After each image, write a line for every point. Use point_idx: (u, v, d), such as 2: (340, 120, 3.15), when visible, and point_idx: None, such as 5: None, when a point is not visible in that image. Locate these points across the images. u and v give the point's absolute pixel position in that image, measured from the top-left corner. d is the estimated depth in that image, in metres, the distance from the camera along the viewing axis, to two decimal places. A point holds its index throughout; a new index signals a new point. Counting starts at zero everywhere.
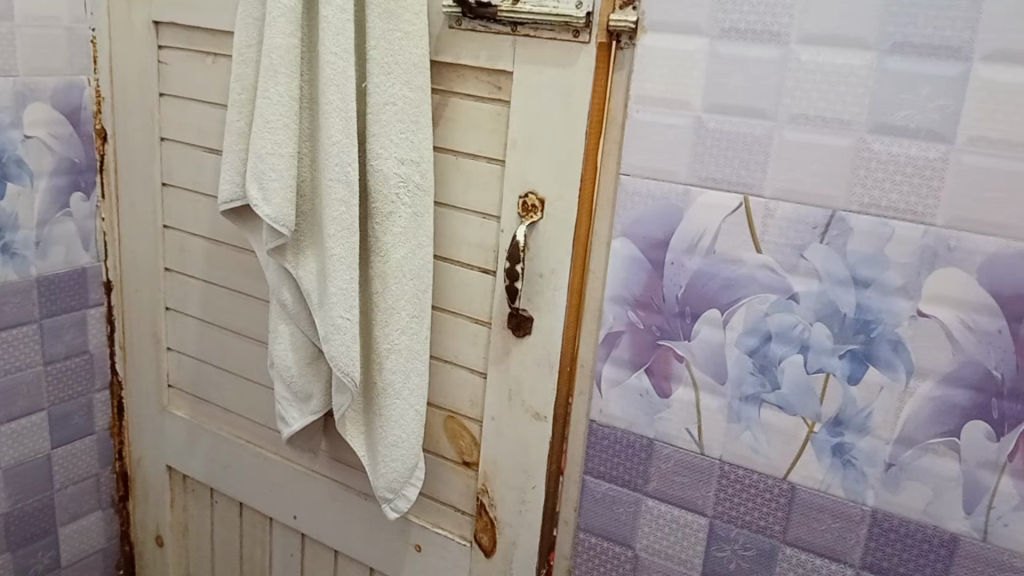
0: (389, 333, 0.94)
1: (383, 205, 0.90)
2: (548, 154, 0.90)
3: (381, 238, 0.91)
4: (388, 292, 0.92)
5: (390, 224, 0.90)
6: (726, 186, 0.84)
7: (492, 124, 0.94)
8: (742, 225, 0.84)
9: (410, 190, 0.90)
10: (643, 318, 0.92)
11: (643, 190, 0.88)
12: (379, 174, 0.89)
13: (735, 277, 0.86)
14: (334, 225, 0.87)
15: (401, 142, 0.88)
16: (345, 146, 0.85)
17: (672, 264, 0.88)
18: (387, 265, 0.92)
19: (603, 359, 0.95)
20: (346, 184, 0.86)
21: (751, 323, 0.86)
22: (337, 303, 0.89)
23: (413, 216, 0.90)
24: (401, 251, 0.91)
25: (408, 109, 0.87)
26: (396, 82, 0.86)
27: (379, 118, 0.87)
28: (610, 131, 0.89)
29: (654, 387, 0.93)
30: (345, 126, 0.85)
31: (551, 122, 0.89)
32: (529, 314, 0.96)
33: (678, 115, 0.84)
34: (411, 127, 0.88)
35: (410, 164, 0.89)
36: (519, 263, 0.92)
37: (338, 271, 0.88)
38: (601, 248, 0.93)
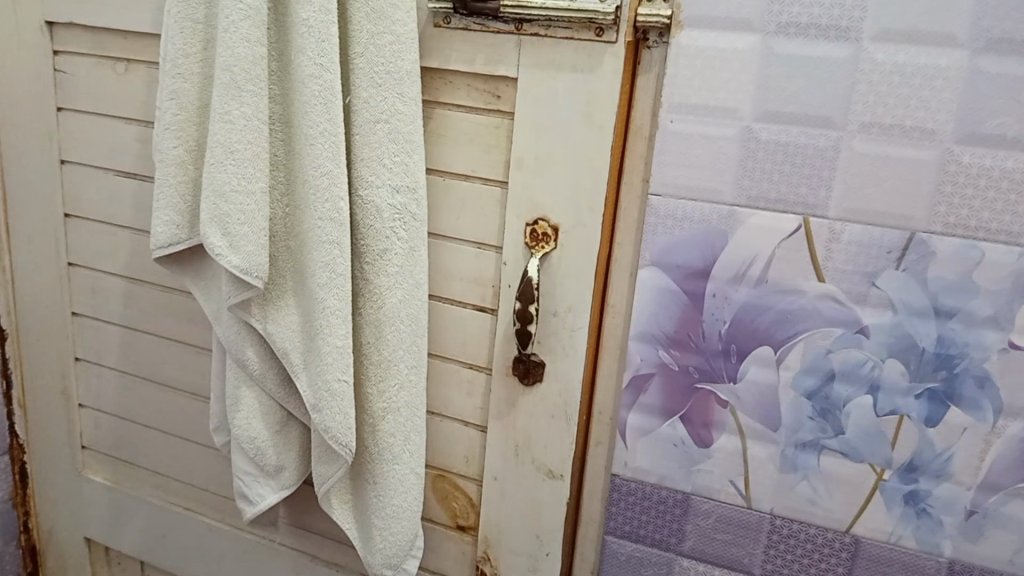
0: (384, 390, 0.79)
1: (375, 241, 0.75)
2: (564, 174, 0.75)
3: (374, 281, 0.77)
4: (383, 344, 0.78)
5: (384, 264, 0.76)
6: (782, 207, 0.72)
7: (489, 140, 0.79)
8: (802, 251, 0.73)
9: (407, 222, 0.75)
10: (678, 358, 0.79)
11: (678, 212, 0.75)
12: (370, 205, 0.75)
13: (791, 310, 0.74)
14: (322, 271, 0.73)
15: (396, 167, 0.74)
16: (331, 175, 0.72)
17: (713, 296, 0.76)
18: (381, 312, 0.77)
19: (628, 406, 0.82)
20: (335, 221, 0.72)
21: (811, 362, 0.75)
22: (330, 363, 0.75)
23: (410, 252, 0.76)
24: (398, 295, 0.77)
25: (403, 127, 0.73)
26: (387, 94, 0.72)
27: (368, 139, 0.73)
28: (635, 146, 0.76)
29: (690, 436, 0.81)
30: (329, 153, 0.71)
31: (568, 136, 0.74)
32: (541, 359, 0.80)
33: (723, 125, 0.72)
34: (407, 148, 0.74)
35: (406, 192, 0.74)
36: (533, 303, 0.76)
37: (330, 326, 0.74)
38: (623, 278, 0.79)
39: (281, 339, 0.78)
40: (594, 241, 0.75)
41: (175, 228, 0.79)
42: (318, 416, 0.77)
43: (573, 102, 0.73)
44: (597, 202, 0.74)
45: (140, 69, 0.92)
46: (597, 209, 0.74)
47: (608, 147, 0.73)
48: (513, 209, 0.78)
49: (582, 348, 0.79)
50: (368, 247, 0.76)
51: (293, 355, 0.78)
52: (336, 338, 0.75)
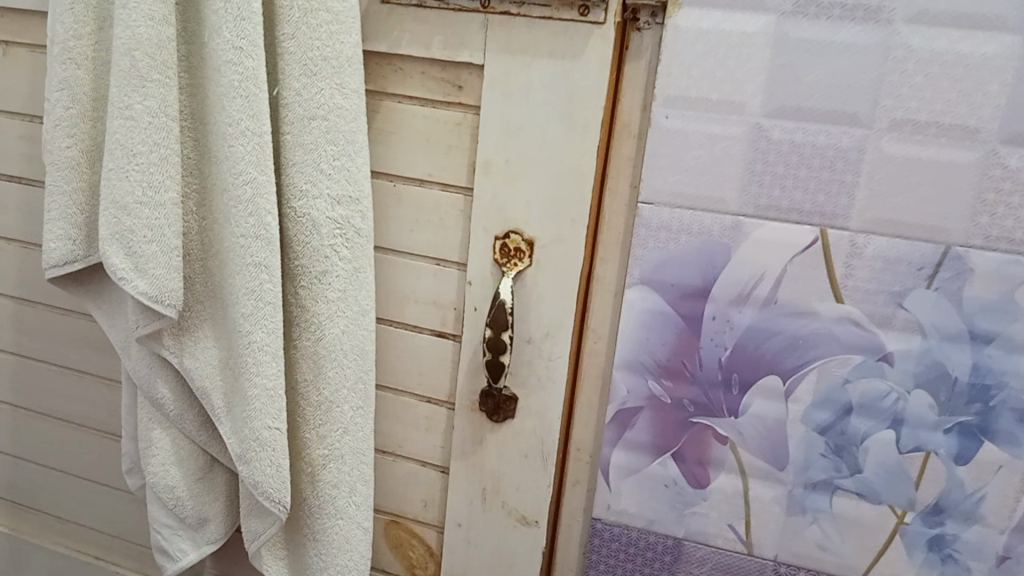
0: (326, 434, 0.65)
1: (311, 263, 0.61)
2: (541, 179, 0.63)
3: (311, 309, 0.62)
4: (322, 382, 0.64)
5: (323, 288, 0.61)
6: (796, 217, 0.62)
7: (448, 138, 0.66)
8: (819, 267, 0.63)
9: (351, 238, 0.61)
10: (671, 390, 0.68)
11: (674, 222, 0.64)
12: (305, 219, 0.60)
13: (804, 334, 0.65)
14: (248, 300, 0.58)
15: (336, 172, 0.59)
16: (259, 184, 0.56)
17: (713, 319, 0.66)
18: (320, 345, 0.63)
19: (612, 442, 0.71)
20: (265, 242, 0.57)
21: (825, 394, 0.66)
22: (258, 408, 0.60)
23: (355, 273, 0.62)
24: (340, 324, 0.62)
25: (343, 125, 0.59)
26: (324, 84, 0.58)
27: (301, 138, 0.58)
28: (621, 145, 0.65)
29: (684, 475, 0.70)
30: (253, 156, 0.56)
31: (546, 135, 0.62)
32: (513, 393, 0.69)
33: (729, 122, 0.61)
34: (349, 150, 0.59)
35: (349, 202, 0.60)
36: (507, 331, 0.64)
37: (259, 365, 0.59)
38: (606, 298, 0.69)
39: (199, 379, 0.63)
40: (577, 258, 0.64)
41: (71, 242, 0.64)
42: (245, 469, 0.62)
43: (552, 94, 0.61)
44: (582, 212, 0.63)
45: (23, 54, 0.78)
46: (582, 221, 0.63)
47: (595, 150, 0.62)
48: (479, 220, 0.66)
49: (562, 382, 0.68)
50: (302, 269, 0.61)
51: (214, 398, 0.63)
52: (268, 381, 0.59)
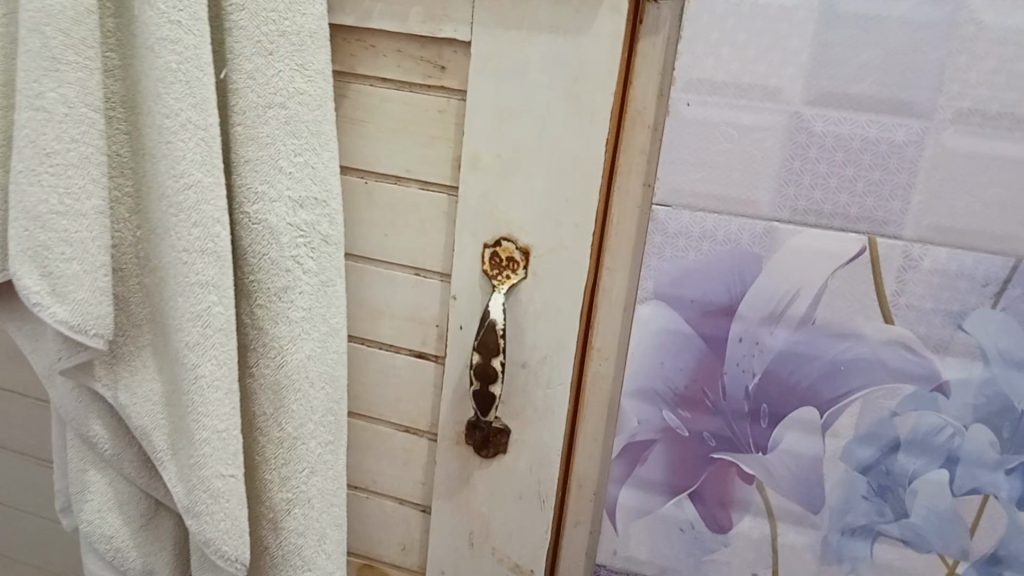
0: (287, 476, 0.54)
1: (269, 279, 0.49)
2: (538, 178, 0.53)
3: (269, 333, 0.51)
4: (285, 417, 0.52)
5: (284, 307, 0.50)
6: (840, 223, 0.53)
7: (428, 128, 0.56)
8: (866, 281, 0.54)
9: (316, 247, 0.49)
10: (688, 421, 0.59)
11: (695, 229, 0.55)
12: (262, 227, 0.47)
13: (846, 359, 0.55)
14: (191, 330, 0.45)
15: (298, 170, 0.47)
16: (204, 186, 0.43)
17: (741, 341, 0.56)
18: (281, 375, 0.51)
19: (619, 479, 0.62)
20: (213, 257, 0.44)
21: (869, 428, 0.57)
22: (208, 454, 0.48)
23: (321, 290, 0.50)
24: (305, 349, 0.51)
25: (307, 112, 0.47)
26: (284, 63, 0.45)
27: (256, 128, 0.46)
28: (632, 134, 0.54)
29: (702, 518, 0.61)
30: (197, 154, 0.43)
31: (544, 124, 0.52)
32: (504, 425, 0.59)
33: (763, 111, 0.52)
34: (314, 142, 0.47)
35: (314, 206, 0.48)
36: (500, 355, 0.54)
37: (208, 405, 0.47)
38: (614, 313, 0.58)
39: (138, 419, 0.51)
40: (581, 272, 0.54)
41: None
42: (195, 526, 0.50)
43: (552, 75, 0.51)
44: (588, 217, 0.53)
45: None
46: (587, 228, 0.53)
47: (603, 143, 0.51)
48: (465, 224, 0.56)
49: (563, 414, 0.58)
50: (257, 286, 0.49)
51: (155, 439, 0.51)
52: (218, 424, 0.48)
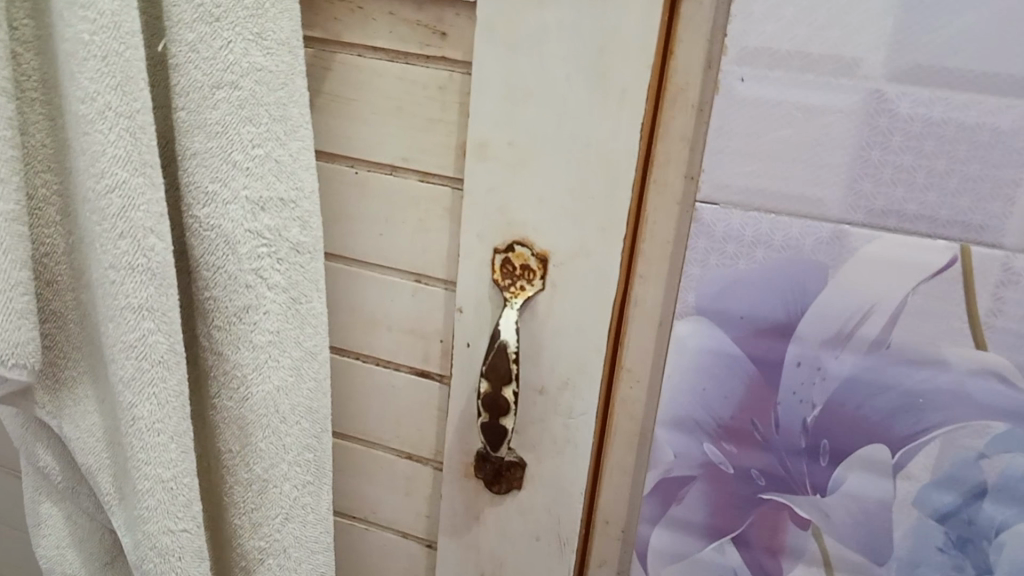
0: (259, 523, 0.48)
1: (228, 297, 0.41)
2: (558, 171, 0.44)
3: (229, 359, 0.43)
4: (252, 457, 0.46)
5: (246, 330, 0.42)
6: (927, 227, 0.43)
7: (425, 108, 0.46)
8: (956, 298, 0.44)
9: (282, 257, 0.41)
10: (734, 456, 0.51)
11: (747, 232, 0.45)
12: (215, 234, 0.40)
13: (927, 390, 0.46)
14: (125, 361, 0.38)
15: (257, 164, 0.39)
16: (131, 189, 0.35)
17: (799, 366, 0.47)
18: (244, 410, 0.45)
19: (652, 518, 0.54)
20: (148, 276, 0.37)
21: (949, 470, 0.47)
22: (152, 507, 0.42)
23: (291, 307, 0.43)
24: (274, 381, 0.44)
25: (266, 93, 0.38)
26: (234, 31, 0.37)
27: (203, 113, 0.37)
28: (671, 118, 0.45)
29: (748, 565, 0.53)
30: (122, 150, 0.35)
31: (564, 105, 0.42)
32: (518, 458, 0.51)
33: (834, 88, 0.42)
34: (276, 129, 0.39)
35: (279, 207, 0.40)
36: (513, 385, 0.46)
37: (149, 451, 0.41)
38: (648, 329, 0.50)
39: (82, 456, 0.44)
40: (609, 283, 0.45)
41: None
42: None
43: (574, 47, 0.41)
44: (617, 218, 0.44)
45: None
46: (616, 231, 0.44)
47: (638, 131, 0.42)
48: (471, 224, 0.47)
49: (586, 448, 0.50)
50: (214, 305, 0.42)
51: (100, 481, 0.45)
52: (160, 471, 0.41)
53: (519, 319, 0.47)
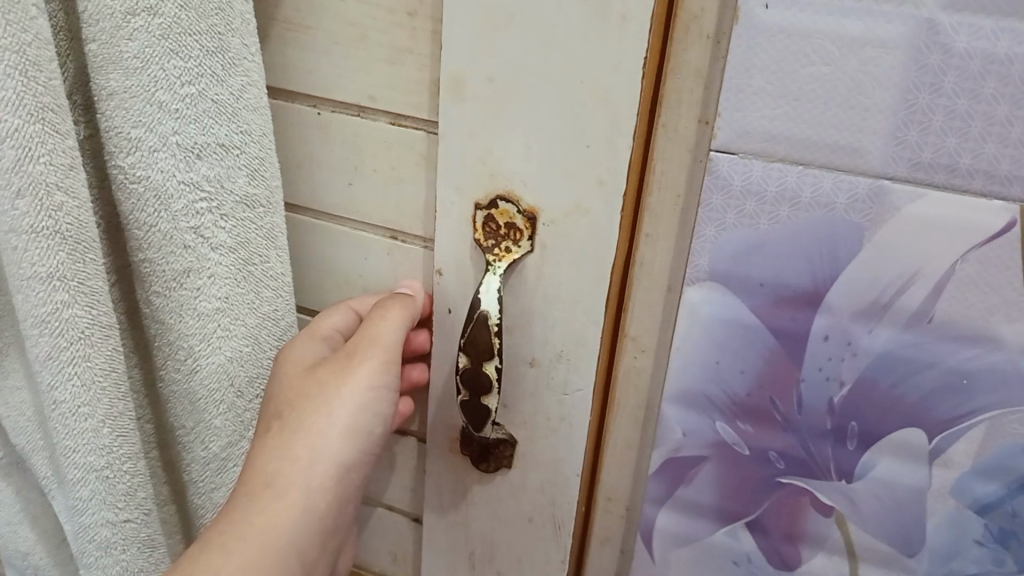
0: (216, 496, 0.48)
1: (165, 258, 0.41)
2: (545, 115, 0.38)
3: (173, 327, 0.43)
4: (208, 434, 0.45)
5: (188, 294, 0.42)
6: (982, 184, 0.36)
7: (397, 38, 0.40)
8: (1012, 266, 0.37)
9: (224, 211, 0.41)
10: (751, 436, 0.45)
11: (769, 188, 0.39)
12: (143, 186, 0.39)
13: (971, 371, 0.40)
14: (39, 337, 0.39)
15: (186, 105, 0.38)
16: (26, 137, 0.35)
17: (827, 340, 0.42)
18: (193, 384, 0.44)
19: (659, 499, 0.49)
20: (56, 239, 0.38)
21: (994, 460, 0.41)
22: (78, 472, 0.43)
23: (240, 267, 0.42)
24: (224, 351, 0.44)
25: (193, 23, 0.37)
26: None
27: (119, 45, 0.36)
28: (685, 50, 0.38)
29: (763, 552, 0.48)
30: (10, 93, 0.34)
31: (557, 34, 0.36)
32: (507, 435, 0.46)
33: (877, 18, 0.35)
34: (208, 64, 0.38)
35: (218, 153, 0.40)
36: (493, 360, 0.41)
37: (67, 419, 0.42)
38: (654, 294, 0.44)
39: (15, 435, 0.46)
40: (607, 246, 0.39)
41: None
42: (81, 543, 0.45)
43: None
44: (617, 170, 0.38)
45: None
46: (614, 184, 0.38)
47: (642, 64, 0.35)
48: (449, 175, 0.41)
49: (582, 427, 0.44)
50: (150, 266, 0.41)
51: (37, 462, 0.47)
52: (92, 460, 0.43)
53: (504, 284, 0.42)
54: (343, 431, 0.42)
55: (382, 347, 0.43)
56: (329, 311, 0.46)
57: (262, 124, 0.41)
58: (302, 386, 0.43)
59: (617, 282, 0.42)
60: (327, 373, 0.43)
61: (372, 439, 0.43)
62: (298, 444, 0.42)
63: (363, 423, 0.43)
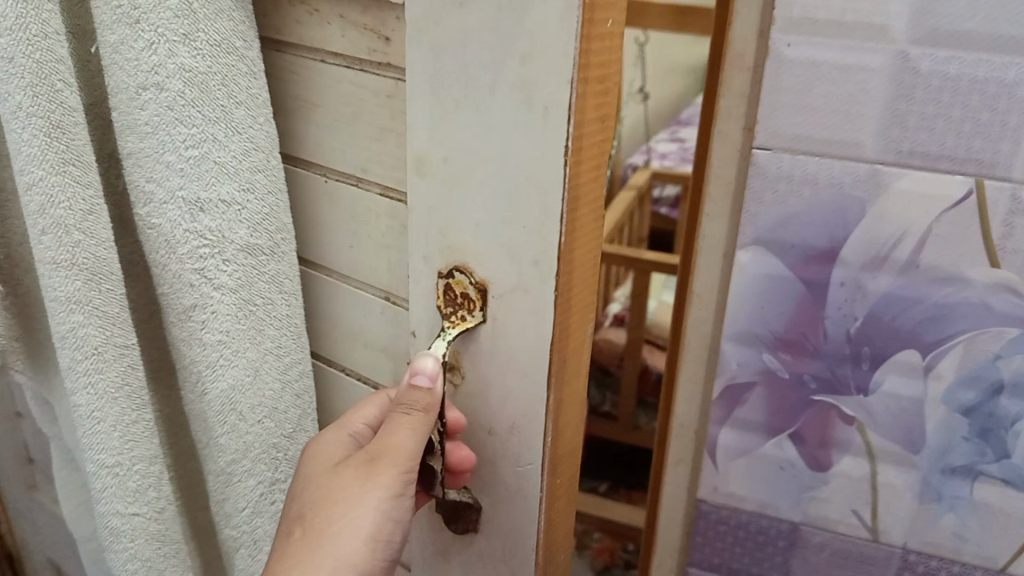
0: (228, 507, 0.58)
1: (176, 294, 0.51)
2: (491, 196, 0.43)
3: (186, 354, 0.53)
4: (216, 450, 0.56)
5: (198, 328, 0.52)
6: (946, 165, 0.51)
7: (380, 116, 0.49)
8: (972, 224, 0.52)
9: (224, 256, 0.50)
10: (789, 363, 0.60)
11: (796, 172, 0.54)
12: (157, 234, 0.49)
13: (949, 303, 0.54)
14: (67, 345, 0.51)
15: (191, 164, 0.48)
16: (50, 186, 0.47)
17: (843, 286, 0.56)
18: (204, 402, 0.54)
19: (720, 420, 0.63)
20: (75, 270, 0.49)
21: (971, 371, 0.55)
22: (96, 459, 0.54)
23: (239, 306, 0.52)
24: (227, 378, 0.53)
25: (203, 99, 0.47)
26: (159, 38, 0.45)
27: (134, 116, 0.47)
28: (733, 77, 0.53)
29: (803, 458, 0.62)
30: (37, 150, 0.46)
31: (497, 115, 0.40)
32: (473, 500, 0.51)
33: (865, 50, 0.49)
34: (210, 131, 0.47)
35: (220, 208, 0.49)
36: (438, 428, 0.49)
37: (89, 414, 0.53)
38: (714, 260, 0.59)
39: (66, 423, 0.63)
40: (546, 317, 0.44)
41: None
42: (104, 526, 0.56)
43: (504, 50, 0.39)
44: (547, 251, 0.42)
45: None
46: (547, 262, 0.42)
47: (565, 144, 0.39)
48: (418, 242, 0.47)
49: (535, 500, 0.49)
50: (168, 301, 0.52)
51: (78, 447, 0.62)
52: (106, 456, 0.54)
53: (465, 347, 0.48)
54: (363, 538, 0.49)
55: (398, 455, 0.48)
56: (364, 404, 0.53)
57: (266, 184, 0.51)
58: (331, 483, 0.50)
59: (571, 354, 0.46)
60: (354, 477, 0.49)
61: (389, 548, 0.50)
62: (315, 551, 0.48)
63: (381, 531, 0.49)
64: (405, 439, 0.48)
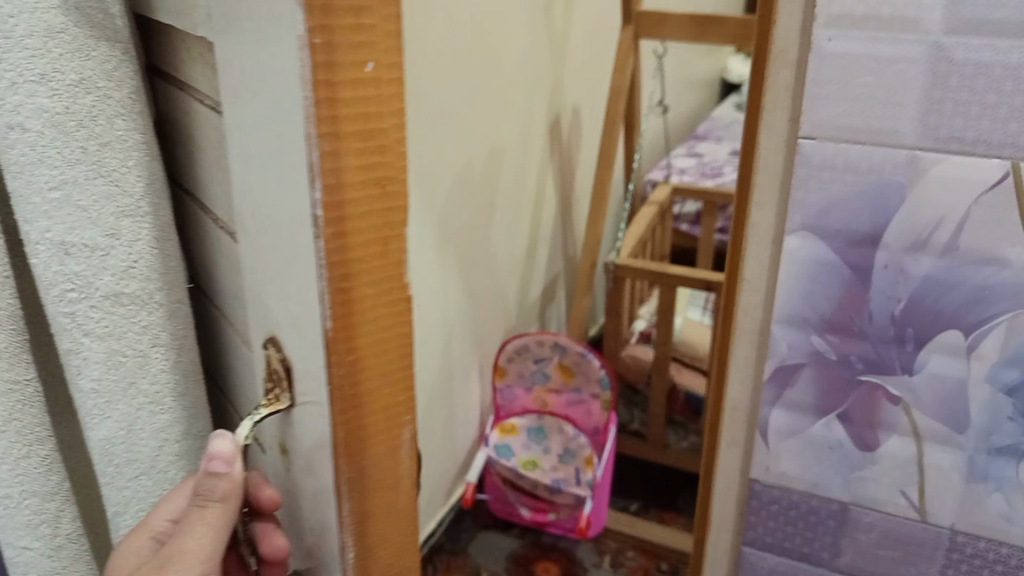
0: (119, 482, 0.67)
1: (58, 312, 0.61)
2: (292, 255, 0.48)
3: (66, 360, 0.63)
4: (93, 437, 0.65)
5: (78, 341, 0.62)
6: (982, 149, 0.54)
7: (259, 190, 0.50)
8: (1009, 206, 0.55)
9: (92, 302, 0.60)
10: (837, 345, 0.63)
11: (840, 159, 0.57)
12: (50, 272, 0.60)
13: (989, 284, 0.57)
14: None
15: (53, 206, 0.58)
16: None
17: (887, 268, 0.59)
18: (86, 402, 0.64)
19: (771, 401, 0.66)
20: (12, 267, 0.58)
21: (1014, 351, 0.58)
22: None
23: (110, 329, 0.61)
24: (92, 381, 0.63)
25: (63, 140, 0.56)
26: (32, 86, 0.55)
27: (22, 171, 0.57)
28: (777, 73, 0.57)
29: (851, 438, 0.65)
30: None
31: (287, 172, 0.45)
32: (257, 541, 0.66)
33: (901, 41, 0.53)
34: (73, 174, 0.57)
35: (89, 252, 0.59)
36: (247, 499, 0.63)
37: None
38: (763, 247, 0.63)
39: None
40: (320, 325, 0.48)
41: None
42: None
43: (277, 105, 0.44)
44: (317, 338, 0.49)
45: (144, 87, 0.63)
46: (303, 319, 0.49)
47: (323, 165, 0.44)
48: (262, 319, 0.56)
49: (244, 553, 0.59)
50: (59, 342, 0.63)
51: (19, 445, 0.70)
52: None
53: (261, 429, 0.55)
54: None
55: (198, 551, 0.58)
56: (173, 495, 0.63)
57: (131, 229, 0.60)
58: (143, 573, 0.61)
59: (369, 407, 0.52)
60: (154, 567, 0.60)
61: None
62: None
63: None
64: (202, 532, 0.58)
